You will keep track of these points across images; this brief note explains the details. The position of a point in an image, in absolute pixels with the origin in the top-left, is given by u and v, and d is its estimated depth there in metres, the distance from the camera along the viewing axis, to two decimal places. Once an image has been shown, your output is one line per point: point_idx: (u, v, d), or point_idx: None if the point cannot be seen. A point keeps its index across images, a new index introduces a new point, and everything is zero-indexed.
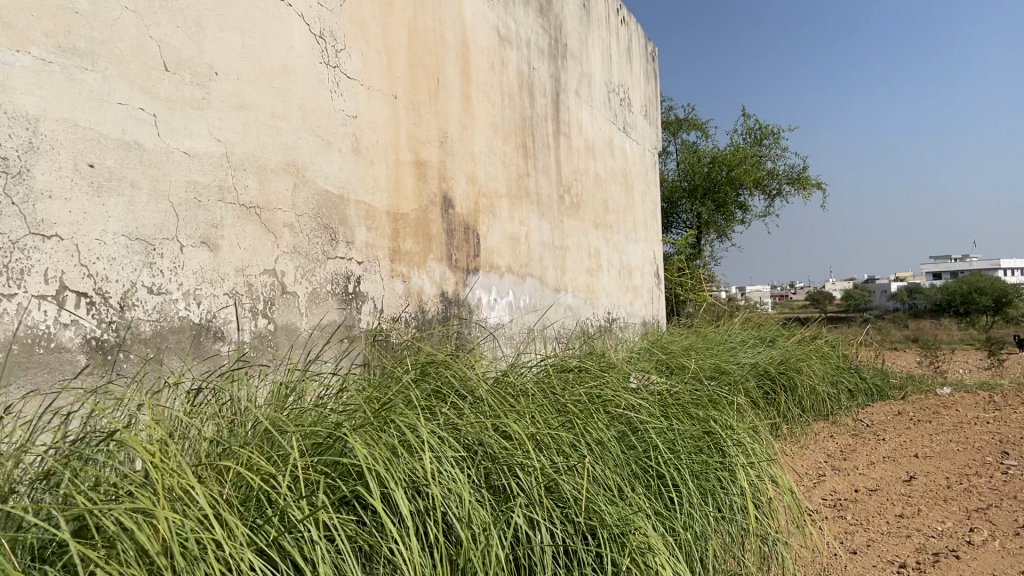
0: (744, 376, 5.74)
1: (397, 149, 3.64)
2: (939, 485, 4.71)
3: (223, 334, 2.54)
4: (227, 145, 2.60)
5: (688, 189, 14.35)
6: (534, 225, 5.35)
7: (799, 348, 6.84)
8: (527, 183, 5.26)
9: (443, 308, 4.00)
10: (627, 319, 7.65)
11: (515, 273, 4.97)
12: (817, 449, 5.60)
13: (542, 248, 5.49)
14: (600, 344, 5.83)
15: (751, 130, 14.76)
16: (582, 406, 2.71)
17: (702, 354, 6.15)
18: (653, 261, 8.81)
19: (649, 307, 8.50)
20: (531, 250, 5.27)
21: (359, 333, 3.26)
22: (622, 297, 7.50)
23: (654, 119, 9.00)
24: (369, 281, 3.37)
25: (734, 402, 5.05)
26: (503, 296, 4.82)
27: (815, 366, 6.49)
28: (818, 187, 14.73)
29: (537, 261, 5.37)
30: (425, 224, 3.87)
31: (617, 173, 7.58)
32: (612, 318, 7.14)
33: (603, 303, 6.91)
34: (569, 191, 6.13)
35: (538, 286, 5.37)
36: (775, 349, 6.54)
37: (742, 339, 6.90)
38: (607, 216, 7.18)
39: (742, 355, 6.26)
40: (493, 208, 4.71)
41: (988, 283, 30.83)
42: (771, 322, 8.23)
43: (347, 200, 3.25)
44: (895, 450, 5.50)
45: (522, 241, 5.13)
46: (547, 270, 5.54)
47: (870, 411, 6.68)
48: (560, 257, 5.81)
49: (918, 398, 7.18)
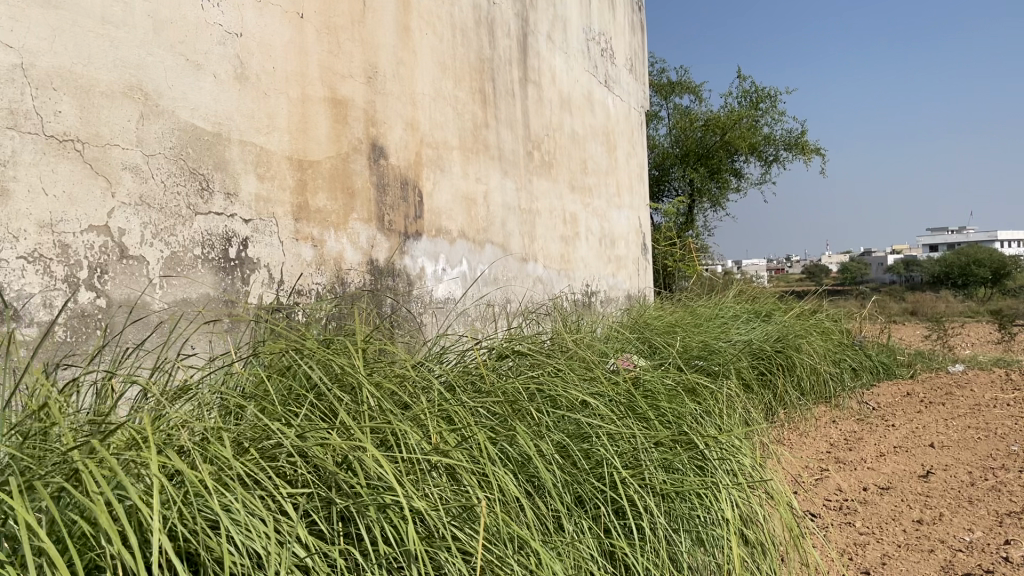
0: (737, 358, 5.07)
1: (305, 81, 2.93)
2: (961, 481, 4.05)
3: (17, 314, 1.87)
4: (24, 54, 1.92)
5: (680, 155, 13.64)
6: (495, 185, 4.65)
7: (799, 323, 6.16)
8: (485, 135, 4.55)
9: (371, 279, 3.31)
10: (609, 293, 6.98)
11: (470, 239, 4.28)
12: (819, 439, 4.94)
13: (506, 212, 4.79)
14: (572, 323, 5.16)
15: (747, 93, 14.01)
16: (513, 406, 2.09)
17: (689, 332, 5.48)
18: (639, 229, 8.12)
19: (634, 279, 7.81)
20: (491, 214, 4.59)
21: (248, 311, 2.58)
22: (603, 268, 6.82)
23: (640, 75, 8.28)
24: (261, 245, 2.67)
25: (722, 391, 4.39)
26: (456, 266, 4.13)
27: (816, 342, 5.83)
28: (816, 152, 14.02)
29: (500, 228, 4.70)
30: (348, 177, 3.19)
31: (598, 131, 6.86)
32: (592, 291, 6.47)
33: (581, 275, 6.24)
34: (539, 149, 5.43)
35: (499, 254, 4.69)
36: (772, 324, 5.86)
37: (735, 314, 6.22)
38: (586, 179, 6.49)
39: (735, 331, 5.58)
40: (442, 162, 4.01)
41: (988, 254, 30.22)
42: (767, 295, 7.56)
43: (228, 140, 2.55)
44: (906, 438, 4.85)
45: (480, 204, 4.45)
46: (513, 237, 4.87)
47: (876, 392, 6.02)
48: (527, 222, 5.12)
49: (927, 377, 6.52)
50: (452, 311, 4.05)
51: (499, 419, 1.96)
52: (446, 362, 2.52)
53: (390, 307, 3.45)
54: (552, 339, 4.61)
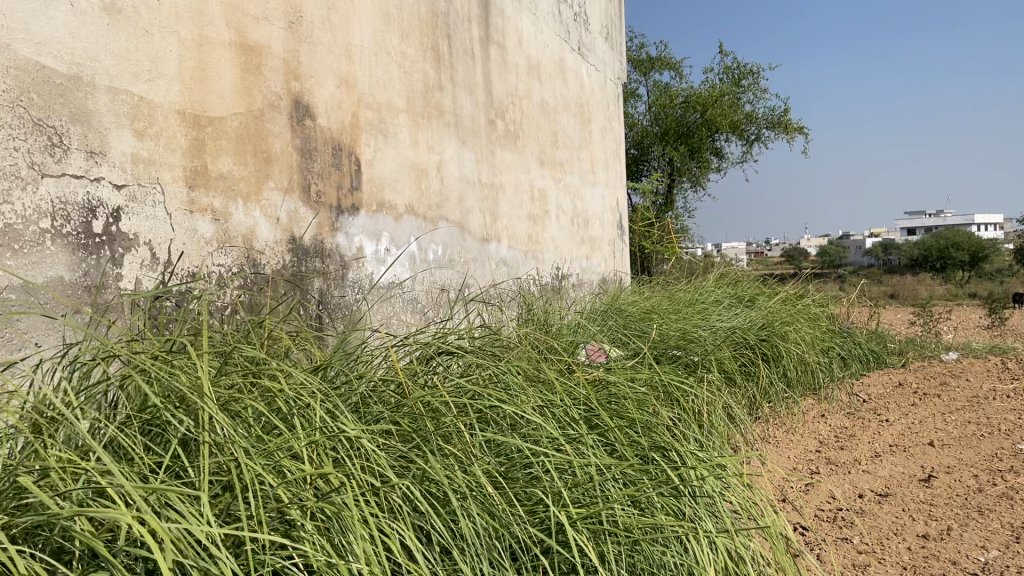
0: (719, 349, 4.61)
1: (202, 21, 2.42)
2: (967, 487, 3.63)
3: None
4: None
5: (659, 134, 13.19)
6: (450, 156, 4.15)
7: (786, 309, 5.71)
8: (438, 100, 4.05)
9: (291, 263, 2.82)
10: (582, 276, 6.50)
11: (419, 216, 3.79)
12: (808, 437, 4.52)
13: (464, 187, 4.31)
14: (539, 314, 4.68)
15: (729, 70, 13.55)
16: (439, 430, 1.65)
17: (667, 318, 5.04)
18: (615, 208, 7.65)
19: (609, 262, 7.34)
20: (446, 188, 4.11)
21: (121, 300, 2.09)
22: (576, 250, 6.35)
23: (617, 45, 7.78)
24: (142, 218, 2.17)
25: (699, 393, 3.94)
26: (403, 246, 3.63)
27: (803, 330, 5.39)
28: (800, 131, 13.60)
29: (456, 205, 4.22)
30: (263, 138, 2.69)
31: (570, 102, 6.37)
32: (563, 275, 6.00)
33: (550, 257, 5.76)
34: (504, 118, 4.94)
35: (456, 234, 4.20)
36: (757, 310, 5.40)
37: (717, 299, 5.77)
38: (558, 153, 6.00)
39: (716, 319, 5.12)
40: (386, 127, 3.52)
41: (967, 237, 30.06)
42: (750, 278, 7.12)
43: (92, 86, 2.04)
44: (903, 435, 4.42)
45: (434, 177, 3.98)
46: (473, 216, 4.41)
47: (867, 382, 5.61)
48: (489, 198, 4.62)
49: (920, 366, 6.11)
50: (398, 299, 3.56)
51: (413, 453, 1.54)
52: (365, 365, 2.05)
53: (319, 294, 2.96)
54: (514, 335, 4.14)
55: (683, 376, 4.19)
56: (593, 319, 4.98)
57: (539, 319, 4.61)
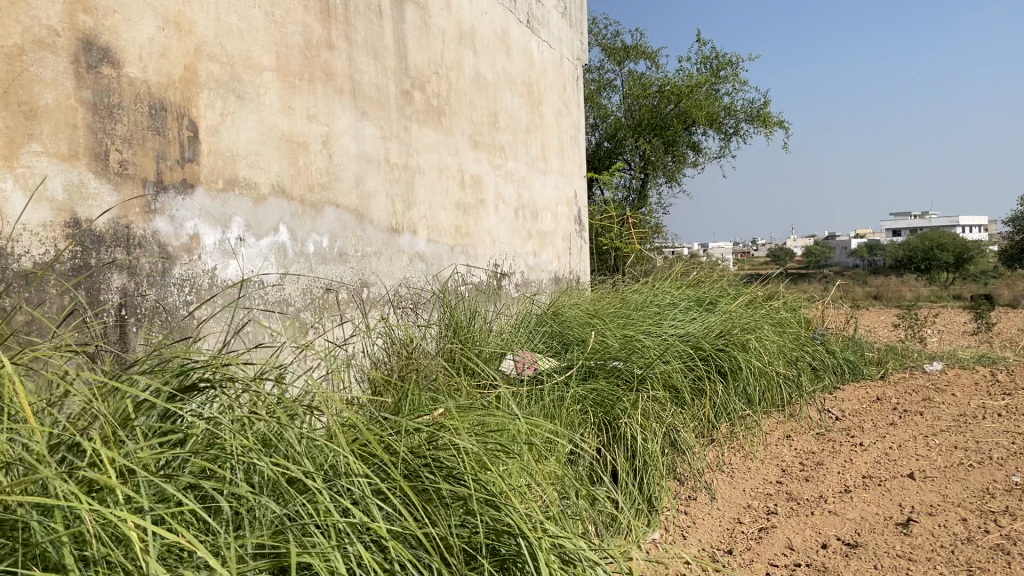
0: (669, 361, 3.94)
1: None
2: (952, 535, 2.98)
3: None
4: None
5: (632, 125, 12.50)
6: (342, 129, 3.44)
7: (753, 313, 5.02)
8: (326, 60, 3.34)
9: (73, 254, 2.16)
10: (530, 275, 5.77)
11: (294, 202, 3.09)
12: (769, 464, 3.89)
13: (364, 170, 3.61)
14: (456, 325, 4.02)
15: (707, 60, 12.87)
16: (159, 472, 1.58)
17: (610, 324, 4.37)
18: (575, 201, 6.94)
19: (565, 259, 6.61)
20: (341, 168, 3.42)
21: None
22: (522, 245, 5.62)
23: (576, 22, 7.08)
24: None
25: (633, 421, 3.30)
26: (263, 240, 2.91)
27: (770, 336, 4.73)
28: (780, 125, 12.93)
29: (354, 189, 3.52)
30: (22, 85, 2.07)
31: (517, 79, 5.65)
32: (504, 274, 5.28)
33: (488, 252, 5.03)
34: (425, 91, 4.24)
35: (351, 222, 3.49)
36: (718, 314, 4.72)
37: (674, 302, 5.10)
38: (501, 136, 5.29)
39: (670, 326, 4.45)
40: (244, 86, 2.83)
41: (953, 239, 29.56)
42: (717, 279, 6.44)
43: None
44: (879, 465, 3.76)
45: (322, 155, 3.29)
46: (378, 205, 3.73)
47: (841, 397, 4.96)
48: (399, 181, 3.91)
49: (901, 379, 5.45)
50: (259, 302, 2.87)
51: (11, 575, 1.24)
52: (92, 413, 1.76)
53: (118, 296, 2.28)
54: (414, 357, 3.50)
55: (619, 396, 3.53)
56: (529, 326, 4.33)
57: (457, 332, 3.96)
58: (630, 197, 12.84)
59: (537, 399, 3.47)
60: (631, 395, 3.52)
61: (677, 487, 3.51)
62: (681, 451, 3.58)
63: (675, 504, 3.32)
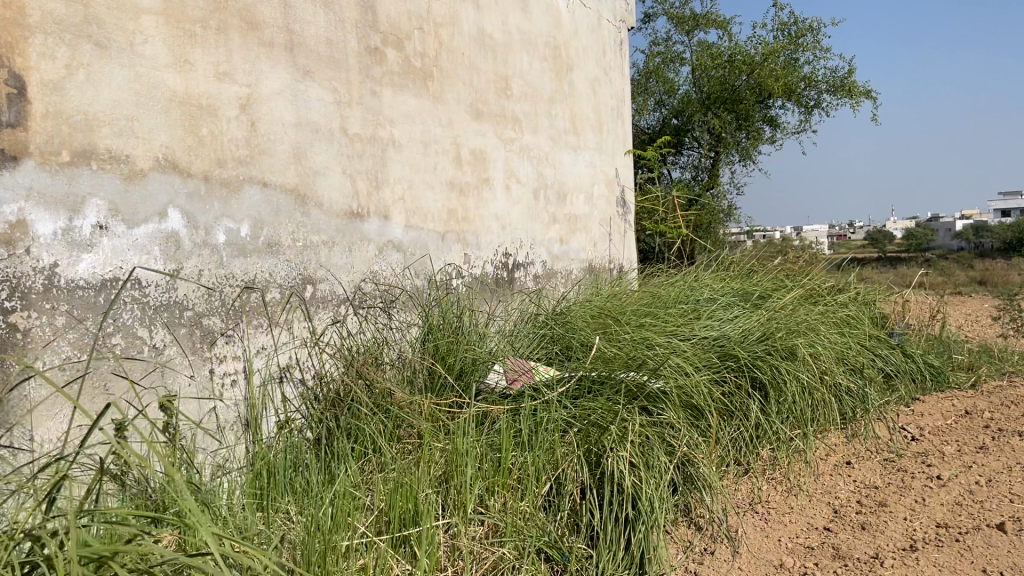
0: (692, 375, 3.21)
1: None
2: None
3: None
4: None
5: (701, 99, 11.55)
6: (271, 90, 2.81)
7: (808, 308, 4.19)
8: (247, 5, 2.71)
9: None
10: (555, 264, 5.06)
11: (191, 181, 2.47)
12: (819, 502, 3.12)
13: (307, 143, 2.97)
14: (436, 330, 3.36)
15: (785, 26, 11.79)
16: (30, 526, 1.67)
17: (627, 325, 3.63)
18: (617, 181, 6.18)
19: (602, 246, 5.86)
20: (270, 137, 2.79)
21: None
22: (543, 230, 4.90)
23: None
24: None
25: (622, 458, 2.59)
26: (139, 232, 2.30)
27: (829, 338, 3.90)
28: (867, 96, 11.77)
29: (293, 163, 2.89)
30: None
31: (538, 40, 4.92)
32: (519, 264, 4.59)
33: (496, 239, 4.34)
34: (404, 49, 3.57)
35: (287, 205, 2.86)
36: (765, 311, 3.93)
37: (715, 295, 4.30)
38: (515, 105, 4.59)
39: (701, 328, 3.69)
40: (107, 32, 2.23)
41: None
42: (777, 266, 5.59)
43: None
44: (960, 510, 2.94)
45: (240, 123, 2.67)
46: (331, 185, 3.09)
47: (920, 412, 4.09)
48: (361, 155, 3.26)
49: (998, 388, 4.53)
50: (133, 306, 2.27)
51: None
52: None
53: None
54: (365, 380, 2.87)
55: (615, 420, 2.81)
56: (532, 325, 3.62)
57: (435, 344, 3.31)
58: (700, 177, 11.91)
59: (514, 429, 2.79)
60: (631, 420, 2.79)
61: (690, 535, 2.78)
62: (679, 496, 2.84)
63: (681, 564, 2.61)
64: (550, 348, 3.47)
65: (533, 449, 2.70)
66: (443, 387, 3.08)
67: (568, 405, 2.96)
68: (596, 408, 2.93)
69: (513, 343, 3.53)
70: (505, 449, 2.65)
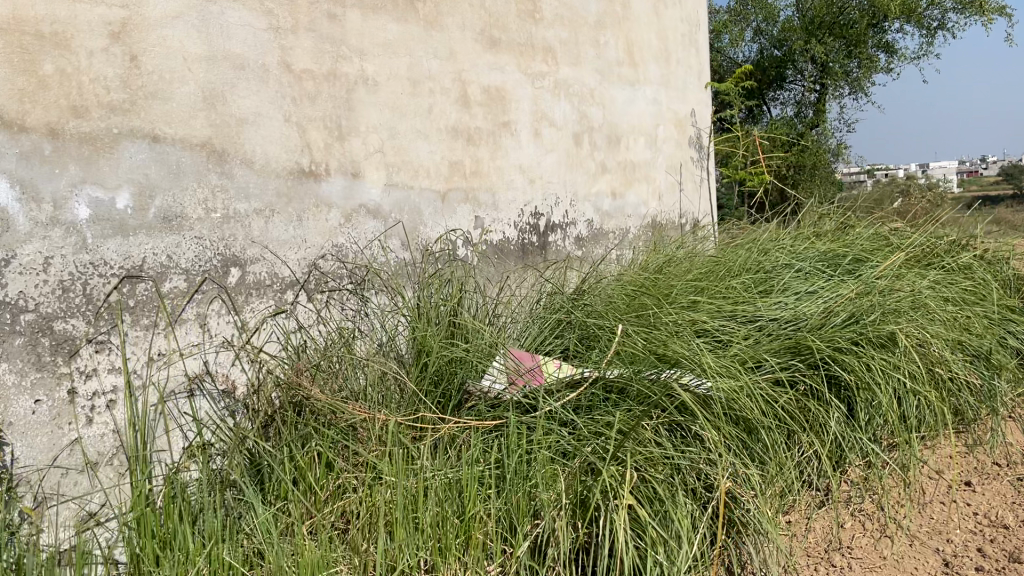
0: (746, 377, 2.40)
1: None
2: None
3: None
4: None
5: (805, 26, 10.30)
6: (163, 13, 2.12)
7: (917, 274, 3.28)
8: None
9: None
10: (606, 223, 4.26)
11: (23, 139, 1.85)
12: (925, 551, 2.28)
13: (225, 83, 2.28)
14: (418, 319, 2.65)
15: None
16: None
17: (670, 307, 2.83)
18: (690, 120, 5.28)
19: (669, 198, 5.01)
20: (163, 76, 2.11)
21: None
22: (587, 184, 4.10)
23: None
24: None
25: (622, 512, 1.85)
26: None
27: (945, 315, 2.99)
28: (1002, 13, 10.24)
29: (202, 109, 2.21)
30: None
31: None
32: (554, 226, 3.82)
33: (522, 197, 3.58)
34: None
35: (196, 165, 2.19)
36: (856, 280, 3.05)
37: (798, 257, 3.42)
38: (547, 32, 3.78)
39: (768, 308, 2.86)
40: None
41: None
42: (884, 216, 4.60)
43: None
44: None
45: (111, 57, 2.00)
46: (267, 137, 2.40)
47: None
48: (313, 98, 2.55)
49: None
50: None
51: None
52: None
53: None
54: (302, 394, 2.21)
55: (622, 454, 2.06)
56: (547, 306, 2.88)
57: (416, 337, 2.61)
58: (803, 114, 10.72)
59: (489, 466, 2.10)
60: (640, 461, 2.06)
61: None
62: (717, 551, 2.07)
63: None
64: (566, 341, 2.72)
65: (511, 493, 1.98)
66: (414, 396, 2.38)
67: (569, 428, 2.22)
68: (605, 430, 2.19)
69: (520, 333, 2.80)
70: (470, 500, 1.98)
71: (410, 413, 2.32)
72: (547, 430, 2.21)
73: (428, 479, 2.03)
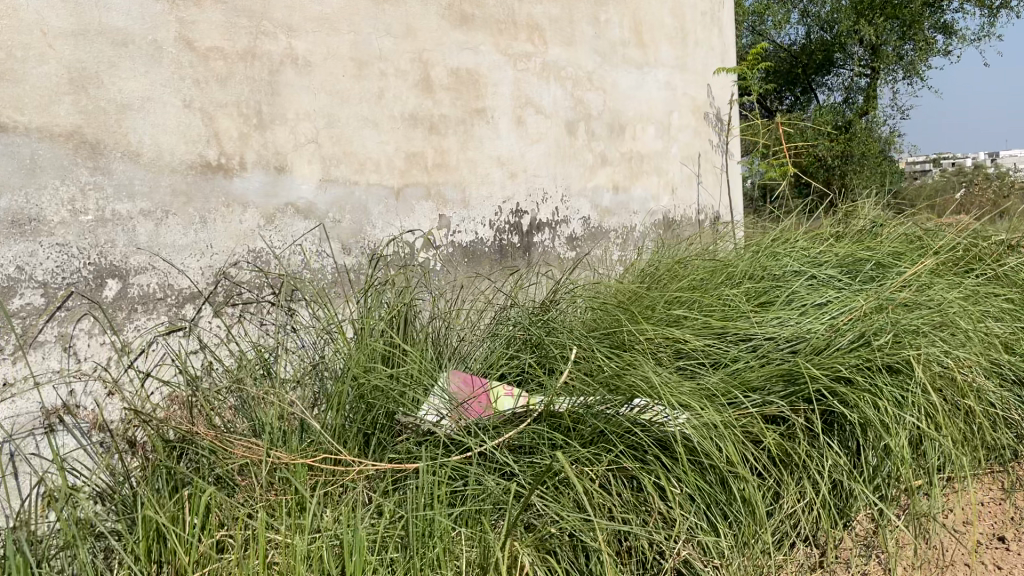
0: (722, 413, 1.98)
1: None
2: None
3: None
4: None
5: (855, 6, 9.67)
6: None
7: (950, 283, 2.80)
8: None
9: None
10: (606, 220, 3.85)
11: None
12: None
13: (100, 62, 1.94)
14: (348, 337, 2.29)
15: None
16: None
17: (646, 323, 2.42)
18: (710, 107, 4.82)
19: (685, 193, 4.56)
20: (12, 54, 1.79)
21: None
22: (583, 177, 3.69)
23: None
24: None
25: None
26: None
27: (979, 333, 2.52)
28: None
29: (68, 93, 1.88)
30: None
31: None
32: (542, 224, 3.42)
33: (500, 192, 3.19)
34: None
35: (58, 159, 1.86)
36: (874, 292, 2.59)
37: (810, 261, 2.97)
38: (534, 8, 3.37)
39: (765, 326, 2.43)
40: None
41: None
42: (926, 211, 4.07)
43: None
44: None
45: None
46: (160, 125, 2.05)
47: None
48: (223, 80, 2.20)
49: None
50: None
51: None
52: None
53: None
54: (183, 432, 1.87)
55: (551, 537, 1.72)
56: (505, 320, 2.50)
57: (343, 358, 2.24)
58: (853, 99, 10.09)
59: (395, 527, 1.72)
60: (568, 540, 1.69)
61: None
62: None
63: None
64: (521, 363, 2.34)
65: (410, 562, 1.60)
66: (325, 431, 2.02)
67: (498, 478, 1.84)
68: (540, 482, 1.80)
69: (471, 352, 2.42)
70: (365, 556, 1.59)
71: (316, 452, 1.95)
72: (470, 481, 1.84)
73: (312, 542, 1.66)
